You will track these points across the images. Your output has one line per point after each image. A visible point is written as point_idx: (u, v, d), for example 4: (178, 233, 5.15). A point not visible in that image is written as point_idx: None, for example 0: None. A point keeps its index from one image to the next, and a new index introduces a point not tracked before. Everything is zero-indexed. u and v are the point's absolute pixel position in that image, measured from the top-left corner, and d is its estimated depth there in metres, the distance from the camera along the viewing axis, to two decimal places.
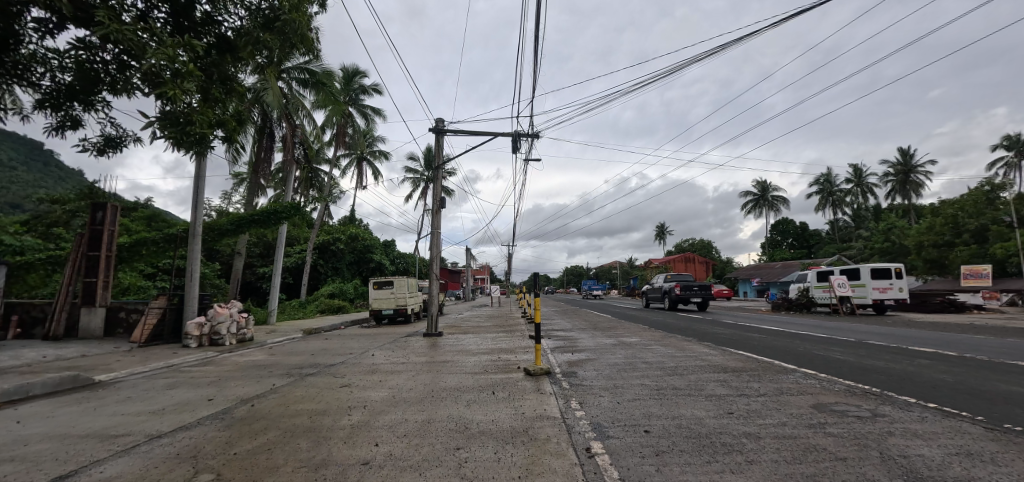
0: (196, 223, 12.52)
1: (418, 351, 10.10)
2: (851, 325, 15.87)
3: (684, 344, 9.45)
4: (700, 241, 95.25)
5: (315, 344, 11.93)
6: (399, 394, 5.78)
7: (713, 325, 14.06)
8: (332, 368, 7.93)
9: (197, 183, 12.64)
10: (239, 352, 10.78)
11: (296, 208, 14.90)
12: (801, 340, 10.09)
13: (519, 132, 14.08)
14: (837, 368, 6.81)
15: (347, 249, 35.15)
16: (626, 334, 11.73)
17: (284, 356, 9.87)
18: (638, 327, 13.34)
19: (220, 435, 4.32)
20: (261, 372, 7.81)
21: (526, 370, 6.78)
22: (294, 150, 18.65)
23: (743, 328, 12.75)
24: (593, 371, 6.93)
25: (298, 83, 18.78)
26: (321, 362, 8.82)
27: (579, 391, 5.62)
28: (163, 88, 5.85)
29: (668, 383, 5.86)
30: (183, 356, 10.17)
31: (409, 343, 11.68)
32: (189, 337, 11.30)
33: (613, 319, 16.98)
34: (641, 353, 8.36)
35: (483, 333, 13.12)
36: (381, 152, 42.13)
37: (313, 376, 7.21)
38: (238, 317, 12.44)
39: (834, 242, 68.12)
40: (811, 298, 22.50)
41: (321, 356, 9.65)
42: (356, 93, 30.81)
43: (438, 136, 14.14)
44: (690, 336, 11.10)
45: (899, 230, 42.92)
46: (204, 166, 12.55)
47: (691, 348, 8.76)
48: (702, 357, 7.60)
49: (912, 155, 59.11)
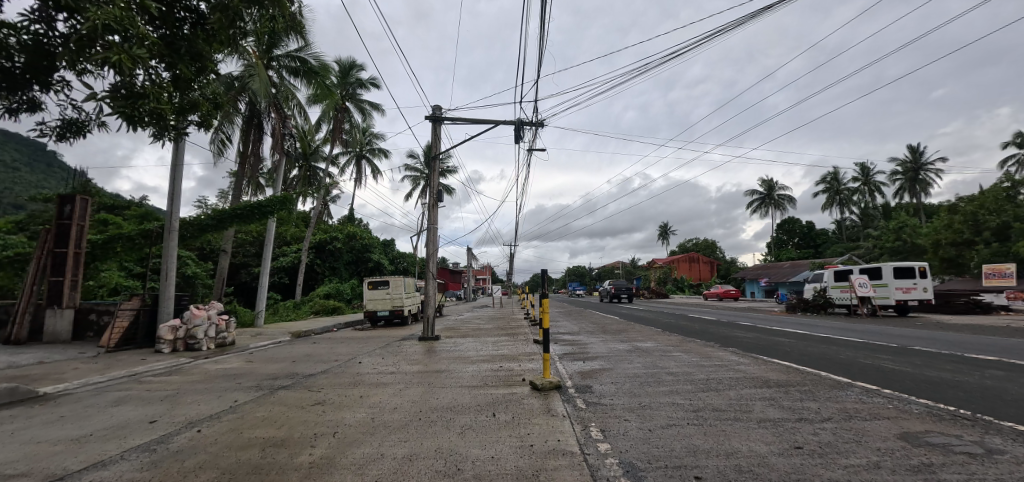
0: (173, 214, 11.63)
1: (411, 358, 9.08)
2: (878, 327, 14.79)
3: (709, 351, 8.42)
4: (703, 240, 94.08)
5: (300, 349, 10.95)
6: (379, 416, 4.76)
7: (732, 328, 13.03)
8: (309, 379, 6.94)
9: (174, 173, 11.70)
10: (215, 358, 9.82)
11: (283, 202, 13.63)
12: (836, 345, 9.08)
13: (522, 120, 13.10)
14: (899, 382, 5.77)
15: (344, 249, 34.12)
16: (639, 338, 10.74)
17: (262, 363, 8.88)
18: (651, 330, 12.37)
19: (137, 478, 3.31)
20: (229, 384, 6.82)
21: (532, 384, 5.79)
22: (284, 142, 17.40)
23: (766, 331, 11.71)
24: (610, 384, 5.92)
25: (288, 72, 17.50)
26: (300, 371, 7.86)
27: (598, 412, 4.61)
28: (107, 55, 4.83)
29: (705, 402, 4.83)
30: (152, 363, 9.20)
31: (403, 348, 10.71)
32: (161, 342, 10.30)
33: (621, 321, 15.98)
34: (662, 361, 7.33)
35: (483, 337, 12.14)
36: (380, 149, 41.18)
37: (285, 390, 6.22)
38: (218, 319, 11.45)
39: (842, 241, 66.81)
40: (828, 298, 21.43)
41: (304, 363, 8.70)
42: (353, 86, 29.82)
43: (434, 125, 13.15)
44: (711, 340, 10.09)
45: (911, 229, 41.74)
46: (182, 151, 11.66)
47: (718, 356, 7.74)
48: (735, 368, 6.59)
49: (922, 153, 57.72)
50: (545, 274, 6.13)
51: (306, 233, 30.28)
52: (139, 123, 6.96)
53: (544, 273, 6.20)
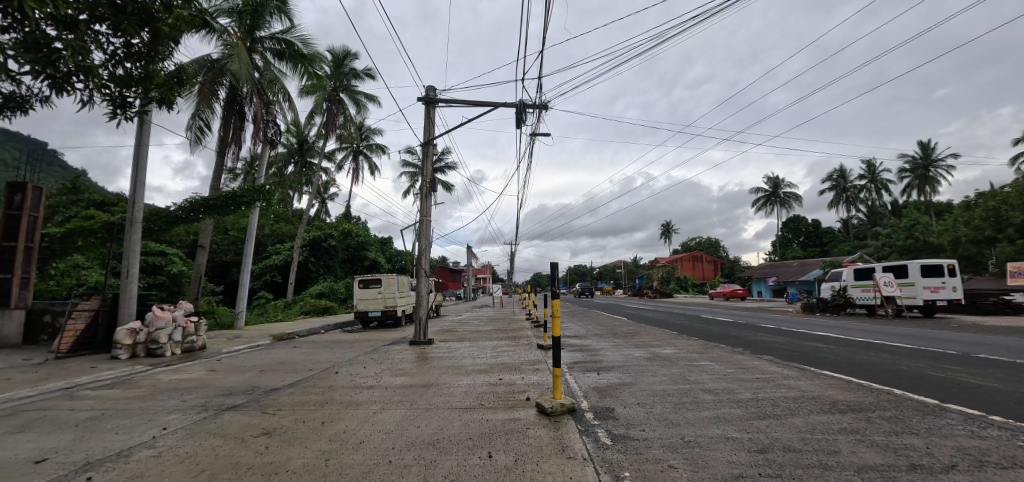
0: (137, 204, 10.47)
1: (398, 366, 7.90)
2: (910, 330, 13.64)
3: (744, 360, 7.21)
4: (706, 239, 92.82)
5: (276, 354, 9.77)
6: (336, 456, 3.54)
7: (757, 331, 11.80)
8: (267, 396, 5.73)
9: (138, 156, 10.56)
10: (176, 366, 8.64)
11: (262, 192, 12.35)
12: (888, 352, 7.85)
13: (525, 102, 11.89)
14: (1004, 404, 4.56)
15: (339, 246, 32.86)
16: (658, 343, 9.52)
17: (226, 373, 7.73)
18: (668, 334, 11.15)
19: None
20: (171, 402, 5.64)
21: (539, 406, 4.61)
22: (268, 129, 15.88)
23: (798, 336, 10.46)
24: (637, 405, 4.74)
25: (273, 54, 16.14)
26: (264, 383, 6.69)
27: (631, 453, 3.43)
28: None
29: (771, 438, 3.65)
30: (101, 373, 8.03)
31: (391, 354, 9.52)
32: (118, 347, 9.14)
33: (630, 323, 14.83)
34: (693, 374, 6.12)
35: (482, 341, 10.93)
36: (377, 145, 39.93)
37: (232, 413, 5.01)
38: (184, 322, 10.26)
39: (850, 239, 65.38)
40: (848, 298, 20.18)
41: (273, 373, 7.53)
42: (347, 77, 28.71)
43: (428, 108, 11.95)
44: (740, 346, 8.90)
45: (924, 226, 40.48)
46: (146, 134, 10.55)
47: (757, 368, 6.53)
48: (787, 385, 5.40)
49: (932, 150, 56.30)
50: (553, 266, 4.81)
51: (299, 229, 29.16)
52: (64, 86, 5.78)
53: (551, 267, 4.87)
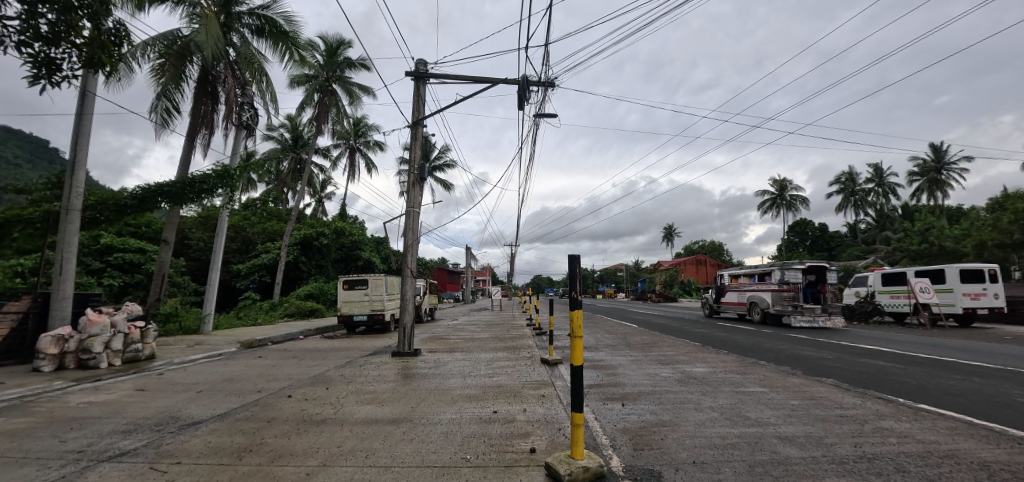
0: (76, 190, 9.02)
1: (371, 387, 6.40)
2: (959, 342, 12.08)
3: (805, 388, 5.64)
4: (711, 242, 91.23)
5: (233, 367, 8.27)
6: None
7: (792, 344, 10.27)
8: (177, 437, 4.21)
9: (78, 130, 9.12)
10: (104, 383, 7.13)
11: (229, 177, 10.96)
12: (978, 376, 6.33)
13: (528, 78, 10.39)
14: None
15: (333, 245, 31.30)
16: (684, 359, 8.02)
17: (155, 393, 6.24)
18: (692, 347, 9.65)
19: None
20: (44, 444, 4.13)
21: (550, 470, 3.06)
22: (242, 113, 14.31)
23: (846, 351, 8.94)
24: (695, 468, 3.19)
25: (250, 31, 14.66)
26: (192, 411, 5.17)
27: None
28: None
29: None
30: (7, 390, 6.54)
31: (366, 369, 8.01)
32: (40, 358, 7.62)
33: (644, 331, 13.31)
34: (751, 410, 4.58)
35: (476, 353, 9.42)
36: (375, 142, 38.49)
37: (108, 468, 3.50)
38: (127, 328, 8.77)
39: (858, 244, 63.76)
40: (876, 305, 18.57)
41: (213, 395, 6.03)
42: (341, 68, 27.26)
43: (418, 85, 10.48)
44: (786, 364, 7.37)
45: (938, 230, 38.91)
46: (88, 107, 9.15)
47: (832, 400, 4.98)
48: (895, 433, 3.90)
49: (944, 152, 54.53)
50: (574, 262, 3.11)
51: (288, 227, 27.73)
52: None
53: (571, 262, 3.18)
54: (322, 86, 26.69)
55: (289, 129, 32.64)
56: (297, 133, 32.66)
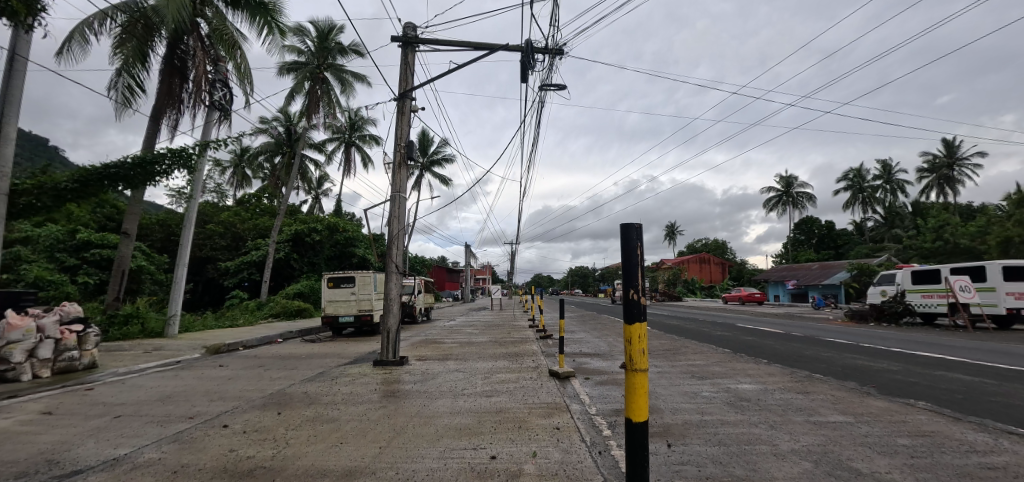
0: (1, 171, 7.66)
1: (337, 410, 5.05)
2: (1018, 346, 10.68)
3: (902, 417, 4.29)
4: (713, 241, 89.64)
5: (183, 379, 6.94)
6: None
7: (836, 350, 8.92)
8: None
9: (5, 99, 7.76)
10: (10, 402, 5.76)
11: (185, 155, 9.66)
12: None
13: (533, 44, 9.01)
14: None
15: (325, 242, 29.91)
16: (721, 371, 6.67)
17: (58, 420, 4.88)
18: (723, 354, 8.32)
19: None
20: None
21: None
22: (214, 93, 12.92)
23: (907, 360, 7.60)
24: None
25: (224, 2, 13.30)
26: (84, 450, 3.82)
27: None
28: None
29: None
30: None
31: (339, 383, 6.67)
32: None
33: (660, 335, 11.97)
34: (857, 458, 3.23)
35: (471, 363, 8.08)
36: (371, 136, 37.15)
37: None
38: (59, 333, 7.43)
39: (866, 242, 62.38)
40: (905, 305, 17.21)
41: (128, 422, 4.66)
42: (333, 54, 25.89)
43: (405, 52, 9.12)
44: (850, 380, 6.00)
45: (954, 227, 37.43)
46: (19, 73, 7.82)
47: (952, 439, 3.66)
48: None
49: (957, 147, 52.93)
50: (632, 236, 1.29)
51: (277, 220, 26.35)
52: None
53: (622, 234, 1.35)
54: (312, 74, 25.32)
55: (281, 123, 31.29)
56: (289, 126, 31.38)
